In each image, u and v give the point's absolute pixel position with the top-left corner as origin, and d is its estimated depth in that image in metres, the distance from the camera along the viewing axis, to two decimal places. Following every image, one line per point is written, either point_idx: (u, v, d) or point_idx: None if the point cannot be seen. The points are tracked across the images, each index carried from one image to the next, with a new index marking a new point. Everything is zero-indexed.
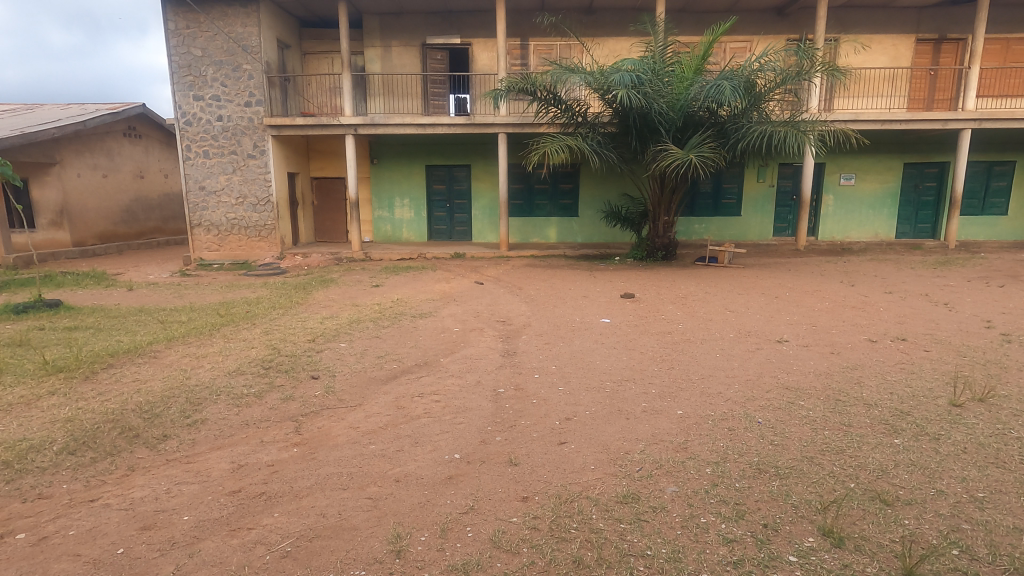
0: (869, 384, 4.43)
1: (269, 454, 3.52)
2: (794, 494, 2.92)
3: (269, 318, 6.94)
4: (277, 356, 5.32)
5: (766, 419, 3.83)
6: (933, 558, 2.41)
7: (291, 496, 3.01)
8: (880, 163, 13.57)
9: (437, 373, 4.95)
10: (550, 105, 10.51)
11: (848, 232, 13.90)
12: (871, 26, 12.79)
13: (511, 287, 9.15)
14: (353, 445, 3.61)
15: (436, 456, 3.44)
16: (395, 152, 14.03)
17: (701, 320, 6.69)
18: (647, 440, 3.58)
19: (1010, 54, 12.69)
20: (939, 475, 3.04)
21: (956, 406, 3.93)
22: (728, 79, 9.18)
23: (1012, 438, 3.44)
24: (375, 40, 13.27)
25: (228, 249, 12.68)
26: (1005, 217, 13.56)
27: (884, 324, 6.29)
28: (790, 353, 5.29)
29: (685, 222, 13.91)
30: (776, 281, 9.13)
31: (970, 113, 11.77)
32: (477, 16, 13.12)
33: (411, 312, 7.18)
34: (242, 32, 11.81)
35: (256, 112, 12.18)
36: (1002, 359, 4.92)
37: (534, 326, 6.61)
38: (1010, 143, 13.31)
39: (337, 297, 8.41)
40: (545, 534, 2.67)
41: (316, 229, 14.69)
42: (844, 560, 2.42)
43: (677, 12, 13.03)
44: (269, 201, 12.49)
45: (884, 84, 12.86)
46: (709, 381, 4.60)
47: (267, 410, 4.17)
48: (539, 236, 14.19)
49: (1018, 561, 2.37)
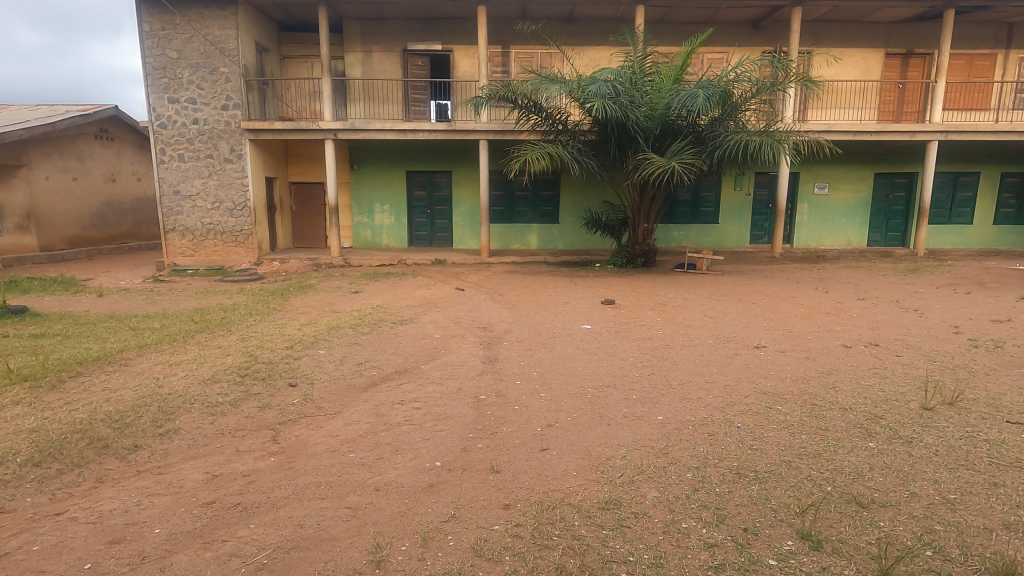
0: (844, 389, 4.51)
1: (245, 463, 3.44)
2: (773, 497, 2.96)
3: (245, 325, 6.80)
4: (254, 364, 5.21)
5: (745, 424, 3.87)
6: (908, 560, 2.45)
7: (268, 507, 2.94)
8: (853, 173, 13.93)
9: (418, 381, 4.90)
10: (531, 112, 10.57)
11: (823, 239, 14.22)
12: (842, 40, 13.16)
13: (492, 293, 9.12)
14: (332, 453, 3.54)
15: (417, 464, 3.40)
16: (375, 157, 13.95)
17: (680, 325, 6.76)
18: (629, 446, 3.58)
19: (974, 69, 13.18)
20: (912, 478, 3.10)
21: (927, 410, 4.04)
22: (705, 88, 9.34)
23: (982, 440, 3.53)
24: (356, 45, 13.23)
25: (204, 255, 12.43)
26: (972, 226, 14.02)
27: (857, 330, 6.43)
28: (767, 359, 5.37)
29: (664, 229, 14.09)
30: (753, 288, 9.28)
31: (936, 125, 12.17)
32: (458, 23, 13.15)
33: (392, 319, 7.12)
34: (220, 35, 11.65)
35: (233, 115, 11.99)
36: (971, 364, 5.06)
37: (516, 332, 6.60)
38: (974, 155, 13.78)
39: (316, 303, 8.31)
40: (528, 541, 2.65)
41: (295, 235, 14.51)
42: (822, 563, 2.45)
43: (656, 23, 13.24)
44: (246, 206, 12.28)
45: (854, 96, 13.24)
46: (688, 387, 4.63)
47: (244, 418, 4.08)
48: (520, 243, 14.23)
49: (989, 560, 2.42)
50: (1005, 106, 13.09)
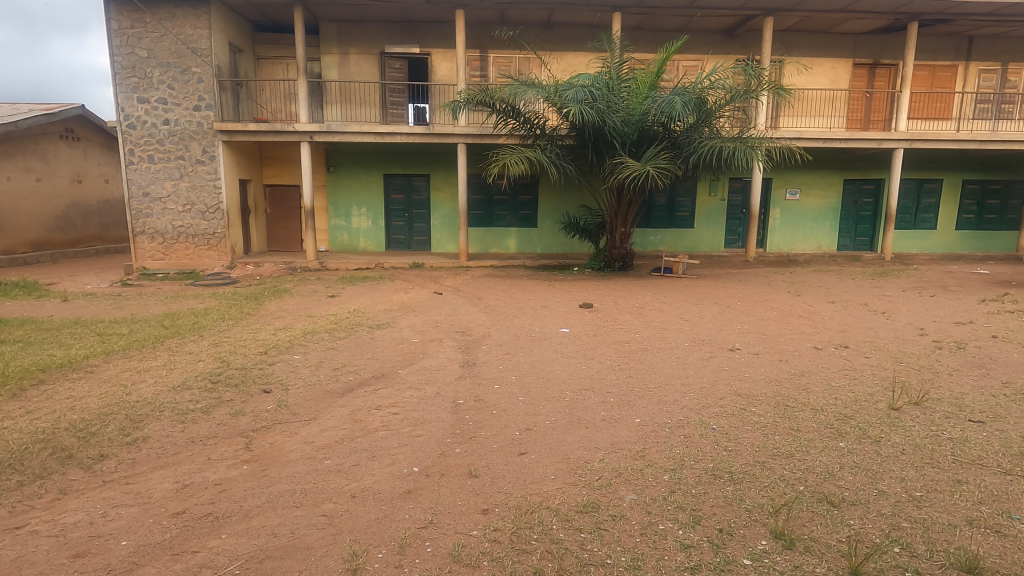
0: (815, 390, 4.62)
1: (217, 472, 3.36)
2: (747, 498, 3.00)
3: (218, 330, 6.65)
4: (226, 369, 5.11)
5: (720, 425, 3.93)
6: (877, 557, 2.51)
7: (241, 516, 2.88)
8: (823, 179, 14.29)
9: (395, 386, 4.85)
10: (508, 117, 10.60)
11: (794, 243, 14.55)
12: (812, 50, 13.51)
13: (471, 297, 9.10)
14: (307, 460, 3.49)
15: (395, 470, 3.37)
16: (353, 160, 13.84)
17: (657, 329, 6.84)
18: (606, 449, 3.61)
19: (937, 80, 13.65)
20: (880, 476, 3.19)
21: (895, 410, 4.15)
22: (681, 94, 9.49)
23: (946, 438, 3.65)
24: (333, 47, 13.10)
25: (175, 258, 12.15)
26: (935, 231, 14.50)
27: (828, 332, 6.59)
28: (742, 361, 5.47)
29: (641, 234, 14.24)
30: (729, 291, 9.43)
31: (902, 133, 12.56)
32: (437, 26, 13.13)
33: (369, 323, 7.05)
34: (192, 34, 11.42)
35: (206, 116, 11.75)
36: (935, 365, 5.23)
37: (495, 336, 6.60)
38: (937, 162, 14.27)
39: (291, 307, 8.19)
40: (506, 546, 2.65)
41: (269, 238, 14.28)
42: (795, 561, 2.50)
43: (633, 30, 13.41)
44: (219, 208, 12.04)
45: (824, 105, 13.61)
46: (665, 390, 4.68)
47: (215, 426, 3.99)
48: (498, 247, 14.25)
49: (953, 555, 2.50)
50: (966, 116, 13.58)
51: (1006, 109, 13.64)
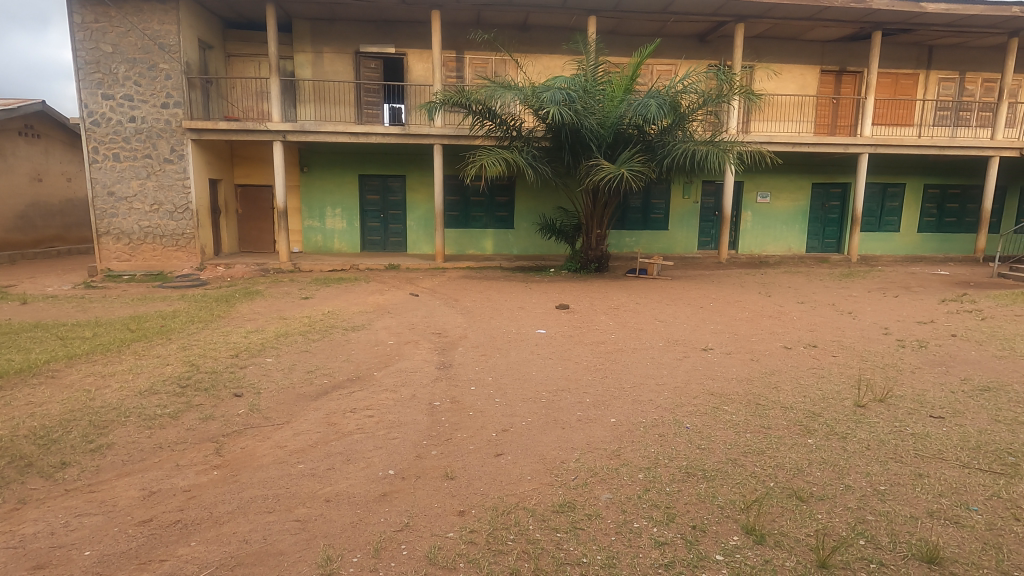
0: (785, 388, 4.73)
1: (186, 478, 3.28)
2: (720, 494, 3.06)
3: (186, 333, 6.49)
4: (195, 373, 4.99)
5: (693, 424, 4.00)
6: (843, 549, 2.58)
7: (211, 523, 2.81)
8: (792, 183, 14.65)
9: (370, 388, 4.80)
10: (485, 118, 10.60)
11: (765, 245, 14.88)
12: (781, 57, 13.84)
13: (447, 298, 9.07)
14: (280, 465, 3.42)
15: (370, 473, 3.33)
16: (327, 161, 13.67)
17: (632, 329, 6.91)
18: (582, 449, 3.63)
19: (899, 87, 14.13)
20: (846, 471, 3.28)
21: (860, 407, 4.28)
22: (656, 97, 9.63)
23: (908, 434, 3.77)
24: (306, 45, 12.92)
25: (141, 260, 11.81)
26: (898, 234, 14.99)
27: (797, 332, 6.76)
28: (714, 361, 5.56)
29: (616, 235, 14.40)
30: (702, 292, 9.59)
31: (867, 139, 12.95)
32: (412, 27, 13.06)
33: (343, 325, 6.96)
34: (159, 30, 11.13)
35: (174, 114, 11.47)
36: (899, 363, 5.41)
37: (471, 337, 6.58)
38: (900, 167, 14.75)
39: (263, 309, 8.04)
40: (482, 547, 2.64)
41: (241, 239, 14.00)
42: (765, 555, 2.55)
43: (608, 34, 13.54)
44: (188, 208, 11.75)
45: (793, 110, 13.95)
46: (640, 390, 4.74)
47: (184, 431, 3.89)
48: (474, 248, 14.23)
49: (915, 546, 2.59)
50: (926, 123, 14.08)
51: (964, 116, 14.18)
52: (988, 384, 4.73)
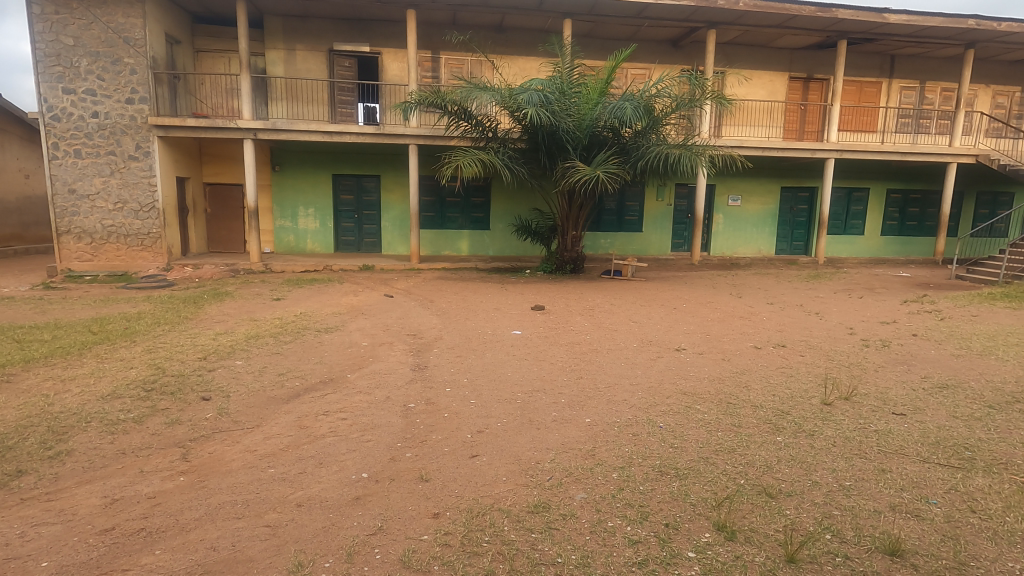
0: (755, 387, 4.83)
1: (151, 485, 3.18)
2: (692, 492, 3.10)
3: (152, 335, 6.30)
4: (161, 377, 4.84)
5: (666, 423, 4.05)
6: (810, 544, 2.64)
7: (177, 530, 2.74)
8: (762, 187, 14.98)
9: (344, 391, 4.73)
10: (461, 119, 10.58)
11: (736, 247, 15.18)
12: (752, 63, 14.15)
13: (422, 299, 9.01)
14: (250, 469, 3.35)
15: (343, 476, 3.28)
16: (300, 159, 13.45)
17: (607, 330, 6.98)
18: (557, 449, 3.65)
19: (864, 95, 14.58)
20: (813, 468, 3.36)
21: (827, 405, 4.39)
22: (630, 100, 9.74)
23: (872, 431, 3.89)
24: (278, 42, 12.70)
25: (104, 260, 11.43)
26: (863, 237, 15.46)
27: (766, 332, 6.91)
28: (687, 361, 5.65)
29: (591, 237, 14.52)
30: (676, 293, 9.73)
31: (833, 144, 13.33)
32: (387, 26, 12.94)
33: (316, 327, 6.85)
34: (124, 23, 10.80)
35: (140, 110, 11.14)
36: (863, 362, 5.58)
37: (446, 338, 6.55)
38: (865, 172, 15.22)
39: (233, 311, 7.86)
40: (457, 549, 2.63)
41: (209, 239, 13.67)
42: (736, 552, 2.60)
43: (583, 37, 13.65)
44: (154, 207, 11.43)
45: (762, 115, 14.26)
46: (614, 390, 4.78)
47: (148, 437, 3.77)
48: (450, 249, 14.17)
49: (878, 539, 2.66)
50: (889, 129, 14.56)
51: (924, 124, 14.70)
52: (946, 382, 4.91)
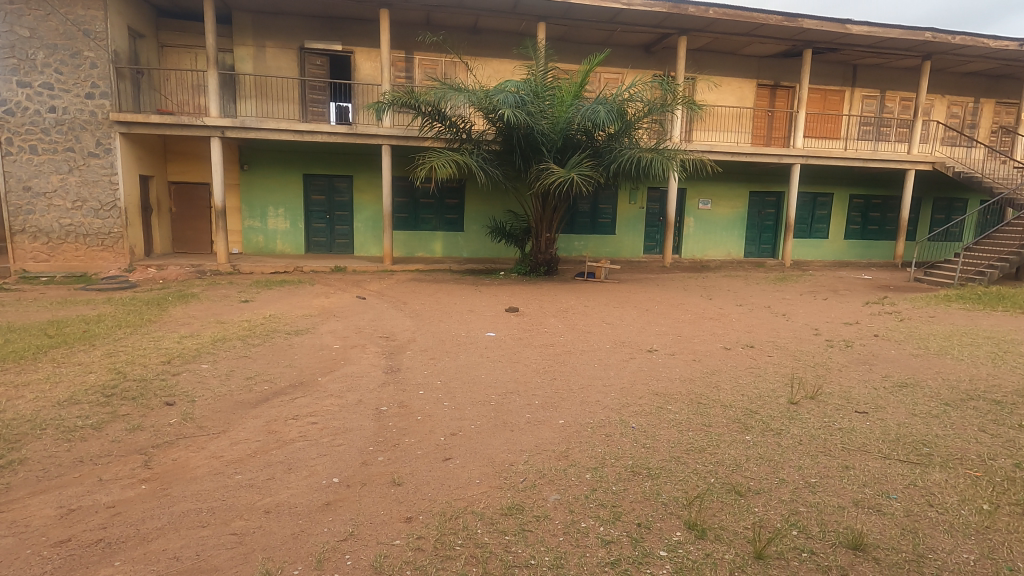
0: (725, 387, 4.92)
1: (110, 494, 3.06)
2: (663, 492, 3.14)
3: (112, 338, 6.08)
4: (122, 381, 4.67)
5: (638, 424, 4.09)
6: (778, 540, 2.70)
7: (138, 540, 2.64)
8: (731, 191, 15.31)
9: (314, 394, 4.65)
10: (435, 120, 10.53)
11: (706, 250, 15.47)
12: (721, 70, 14.45)
13: (395, 301, 8.92)
14: (216, 476, 3.26)
15: (313, 482, 3.22)
16: (270, 159, 13.19)
17: (580, 332, 7.02)
18: (531, 451, 3.65)
19: (828, 102, 15.04)
20: (781, 465, 3.44)
21: (793, 404, 4.50)
22: (604, 103, 9.84)
23: (836, 428, 4.00)
24: (248, 38, 12.43)
25: (62, 260, 11.00)
26: (827, 240, 15.93)
27: (735, 333, 7.05)
28: (659, 361, 5.73)
29: (565, 239, 14.62)
30: (648, 295, 9.86)
31: (799, 150, 13.70)
32: (360, 24, 12.80)
33: (286, 329, 6.71)
34: (84, 15, 10.43)
35: (100, 105, 10.76)
36: (828, 362, 5.74)
37: (419, 340, 6.50)
38: (829, 178, 15.69)
39: (199, 313, 7.65)
40: (430, 553, 2.60)
41: (174, 239, 13.28)
42: (706, 549, 2.64)
43: (557, 40, 13.74)
44: (115, 206, 11.05)
45: (732, 121, 14.57)
46: (588, 391, 4.81)
47: (108, 443, 3.64)
48: (423, 250, 14.07)
49: (841, 534, 2.74)
50: (851, 136, 15.04)
51: (885, 131, 15.23)
52: (905, 381, 5.09)
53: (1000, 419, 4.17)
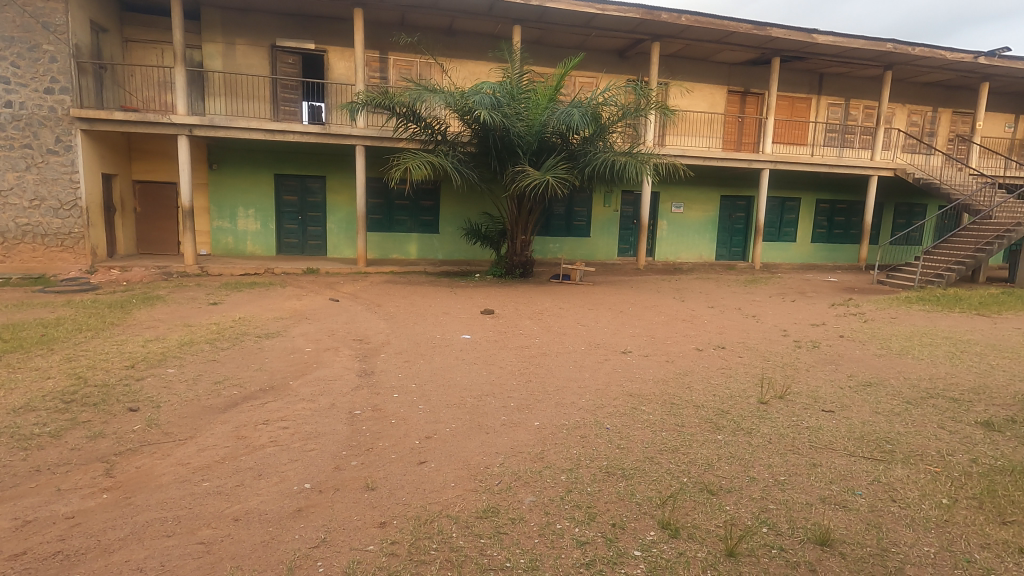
0: (697, 388, 4.99)
1: (69, 504, 2.94)
2: (637, 492, 3.17)
3: (72, 343, 5.85)
4: (83, 387, 4.50)
5: (613, 424, 4.12)
6: (749, 538, 2.75)
7: (98, 551, 2.54)
8: (703, 195, 15.59)
9: (285, 398, 4.56)
10: (410, 121, 10.46)
11: (679, 253, 15.71)
12: (693, 76, 14.72)
13: (369, 303, 8.82)
14: (182, 484, 3.16)
15: (284, 488, 3.16)
16: (240, 158, 12.92)
17: (556, 334, 7.05)
18: (506, 453, 3.64)
19: (795, 109, 15.45)
20: (751, 464, 3.51)
21: (763, 403, 4.60)
22: (579, 107, 9.91)
23: (804, 427, 4.10)
24: (217, 35, 12.17)
25: (18, 261, 10.56)
26: (795, 243, 16.34)
27: (707, 334, 7.17)
28: (633, 363, 5.78)
29: (540, 242, 14.68)
30: (622, 297, 9.95)
31: (768, 156, 14.03)
32: (334, 23, 12.64)
33: (256, 332, 6.57)
34: (43, 7, 10.06)
35: (60, 101, 10.39)
36: (796, 362, 5.88)
37: (394, 343, 6.43)
38: (797, 183, 16.11)
39: (165, 316, 7.43)
40: (404, 558, 2.57)
41: (139, 239, 12.88)
42: (679, 548, 2.67)
43: (532, 44, 13.80)
44: (76, 205, 10.68)
45: (703, 126, 14.84)
46: (563, 392, 4.84)
47: (67, 451, 3.50)
48: (398, 252, 13.95)
49: (810, 531, 2.80)
50: (818, 143, 15.47)
51: (849, 138, 15.72)
52: (869, 380, 5.25)
53: (958, 416, 4.34)
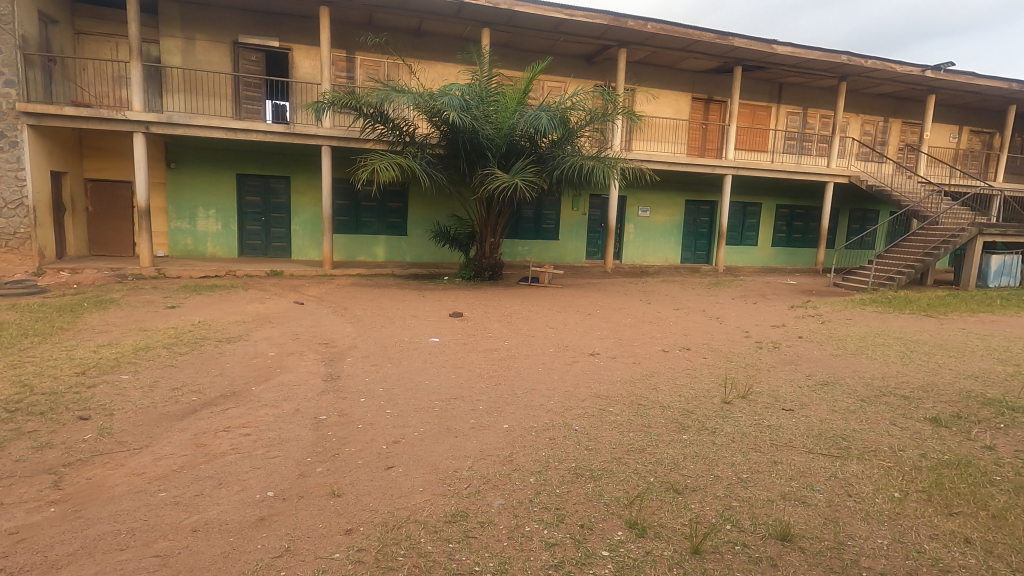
0: (663, 389, 5.08)
1: (12, 519, 2.79)
2: (605, 492, 3.20)
3: (16, 348, 5.55)
4: (28, 395, 4.28)
5: (582, 426, 4.15)
6: (713, 535, 2.81)
7: (45, 568, 2.42)
8: (669, 199, 15.90)
9: (247, 404, 4.43)
10: (377, 122, 10.34)
11: (646, 256, 15.97)
12: (659, 82, 15.02)
13: (335, 307, 8.66)
14: (136, 495, 3.03)
15: (246, 497, 3.06)
16: (200, 157, 12.54)
17: (524, 336, 7.06)
18: (475, 456, 3.63)
19: (756, 117, 15.92)
20: (715, 463, 3.59)
21: (726, 403, 4.70)
22: (547, 111, 9.99)
23: (765, 426, 4.21)
24: (175, 30, 11.78)
25: None
26: (757, 247, 16.81)
27: (672, 336, 7.30)
28: (601, 365, 5.83)
29: (509, 244, 14.70)
30: (590, 300, 10.05)
31: (730, 162, 14.40)
32: (299, 21, 12.41)
33: (217, 337, 6.37)
34: None
35: (5, 94, 9.90)
36: (758, 362, 6.04)
37: (360, 347, 6.33)
38: (758, 188, 16.60)
39: (119, 320, 7.13)
40: (371, 565, 2.53)
41: (91, 240, 12.33)
42: (646, 547, 2.70)
43: (501, 47, 13.84)
44: (23, 203, 10.18)
45: (669, 132, 15.13)
46: (532, 395, 4.85)
47: (11, 463, 3.32)
48: (365, 255, 13.75)
49: (771, 526, 2.88)
50: (777, 150, 15.98)
51: (807, 146, 16.29)
52: (826, 379, 5.44)
53: (908, 413, 4.53)
